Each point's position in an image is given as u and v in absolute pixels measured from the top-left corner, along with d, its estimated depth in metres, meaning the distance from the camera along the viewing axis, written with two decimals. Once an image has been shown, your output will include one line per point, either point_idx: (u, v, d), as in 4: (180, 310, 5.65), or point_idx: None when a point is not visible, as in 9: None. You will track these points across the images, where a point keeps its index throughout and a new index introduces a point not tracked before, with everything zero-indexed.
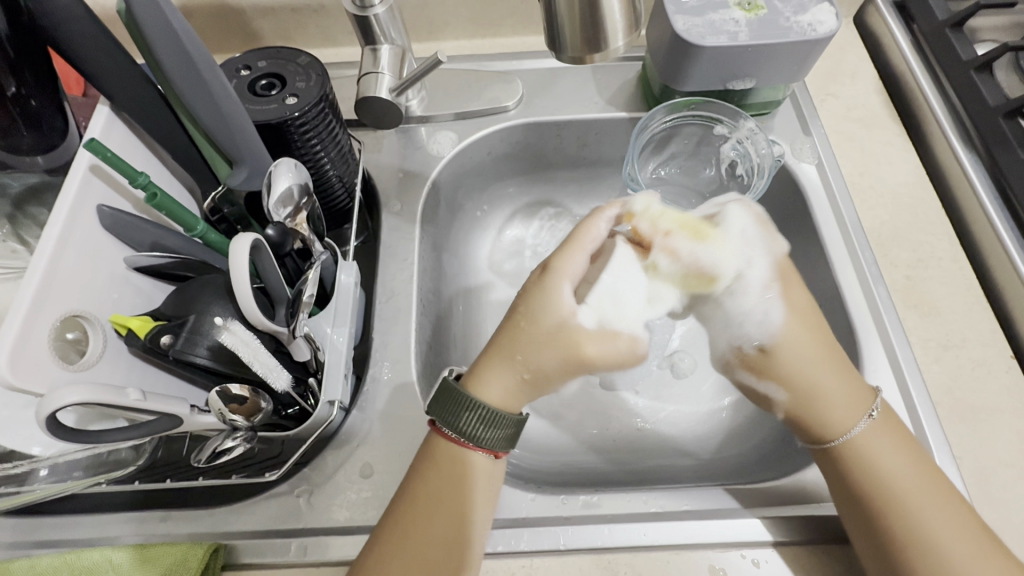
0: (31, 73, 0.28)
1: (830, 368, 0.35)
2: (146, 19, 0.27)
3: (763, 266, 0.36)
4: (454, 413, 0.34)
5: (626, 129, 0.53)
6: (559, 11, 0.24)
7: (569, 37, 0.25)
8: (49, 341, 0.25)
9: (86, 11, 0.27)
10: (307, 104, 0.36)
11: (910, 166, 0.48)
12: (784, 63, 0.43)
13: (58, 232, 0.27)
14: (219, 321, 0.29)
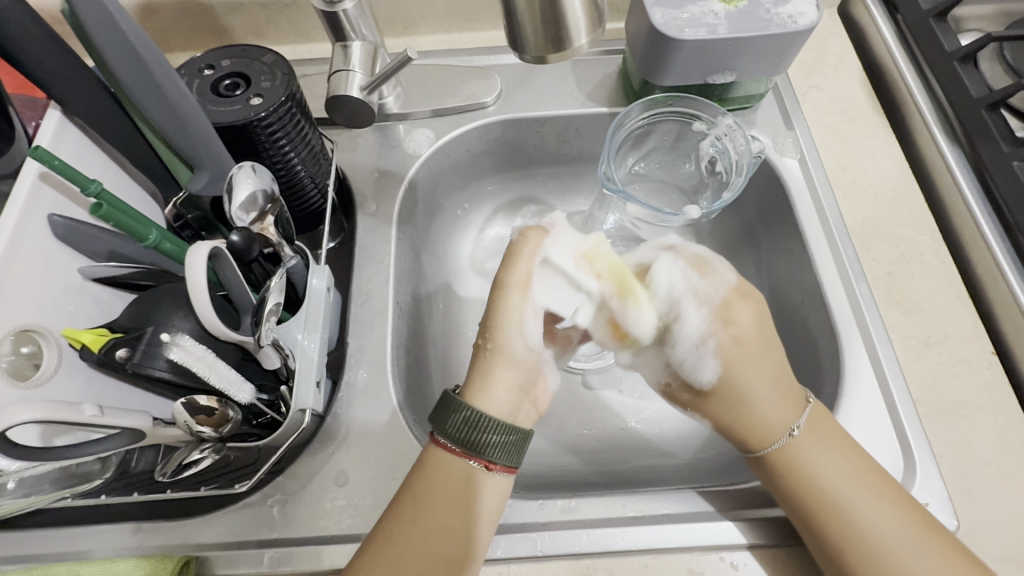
0: None
1: (753, 385, 0.35)
2: (93, 24, 0.26)
3: (696, 318, 0.36)
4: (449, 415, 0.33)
5: (607, 124, 0.52)
6: (519, 9, 0.24)
7: (531, 36, 0.24)
8: None
9: (29, 12, 0.26)
10: (272, 104, 0.35)
11: (893, 160, 0.47)
12: (764, 55, 0.42)
13: (4, 244, 0.26)
14: (166, 336, 0.28)
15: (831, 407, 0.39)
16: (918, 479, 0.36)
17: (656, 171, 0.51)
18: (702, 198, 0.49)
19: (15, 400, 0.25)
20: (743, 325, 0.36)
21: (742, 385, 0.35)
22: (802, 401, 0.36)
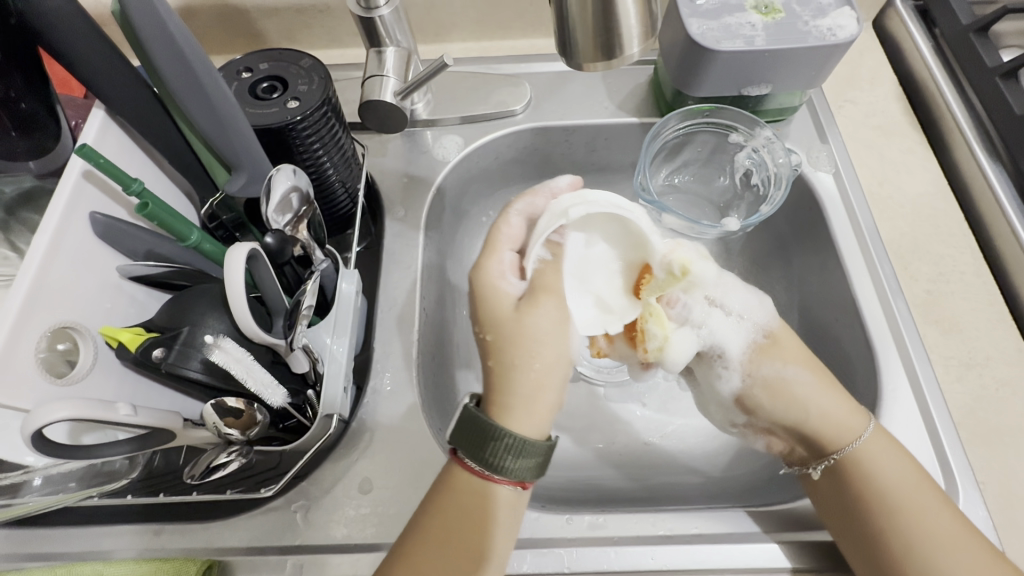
0: (22, 75, 0.27)
1: (818, 377, 0.37)
2: (147, 30, 0.26)
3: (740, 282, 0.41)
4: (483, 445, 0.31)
5: (637, 135, 0.51)
6: (571, 14, 0.23)
7: (581, 43, 0.24)
8: (37, 354, 0.25)
9: (80, 13, 0.26)
10: (308, 108, 0.36)
11: (931, 176, 0.46)
12: (802, 69, 0.42)
13: (48, 240, 0.26)
14: (209, 337, 0.28)
15: None
16: (961, 508, 0.34)
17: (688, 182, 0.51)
18: (735, 211, 0.49)
19: (53, 398, 0.25)
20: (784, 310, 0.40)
21: (792, 383, 0.37)
22: (856, 405, 0.36)
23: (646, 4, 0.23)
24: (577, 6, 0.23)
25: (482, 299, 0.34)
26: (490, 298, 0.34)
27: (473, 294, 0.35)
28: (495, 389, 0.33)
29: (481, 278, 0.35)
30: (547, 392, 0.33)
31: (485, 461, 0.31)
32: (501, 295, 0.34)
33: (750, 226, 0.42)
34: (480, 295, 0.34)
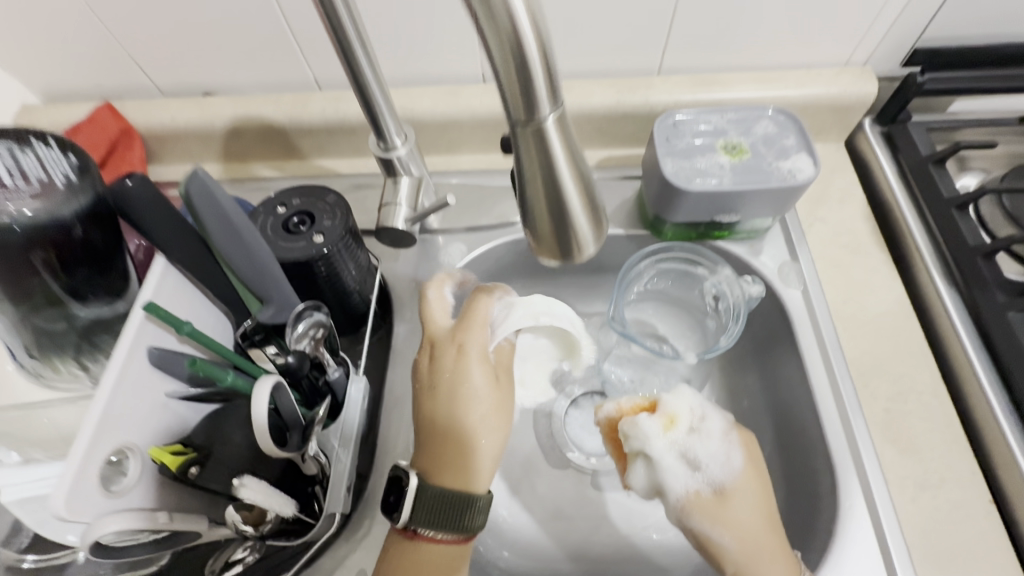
0: (106, 239, 0.34)
1: (760, 526, 0.38)
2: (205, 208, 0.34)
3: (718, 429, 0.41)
4: (450, 511, 0.37)
5: (624, 243, 0.57)
6: (533, 211, 0.28)
7: (540, 231, 0.29)
8: (97, 474, 0.30)
9: (149, 188, 0.33)
10: (333, 241, 0.42)
11: (894, 295, 0.50)
12: (768, 204, 0.47)
13: (116, 375, 0.32)
14: (235, 480, 0.32)
15: (825, 542, 0.41)
16: None
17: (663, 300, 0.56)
18: (704, 329, 0.54)
19: (105, 510, 0.30)
20: (738, 459, 0.40)
21: (716, 543, 0.38)
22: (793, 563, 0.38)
23: (591, 205, 0.28)
24: (540, 207, 0.28)
25: (440, 388, 0.41)
26: (446, 388, 0.41)
27: (457, 360, 0.42)
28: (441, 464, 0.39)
29: (445, 374, 0.42)
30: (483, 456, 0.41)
31: (458, 525, 0.37)
32: (455, 387, 0.42)
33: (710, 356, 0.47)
34: (442, 390, 0.41)
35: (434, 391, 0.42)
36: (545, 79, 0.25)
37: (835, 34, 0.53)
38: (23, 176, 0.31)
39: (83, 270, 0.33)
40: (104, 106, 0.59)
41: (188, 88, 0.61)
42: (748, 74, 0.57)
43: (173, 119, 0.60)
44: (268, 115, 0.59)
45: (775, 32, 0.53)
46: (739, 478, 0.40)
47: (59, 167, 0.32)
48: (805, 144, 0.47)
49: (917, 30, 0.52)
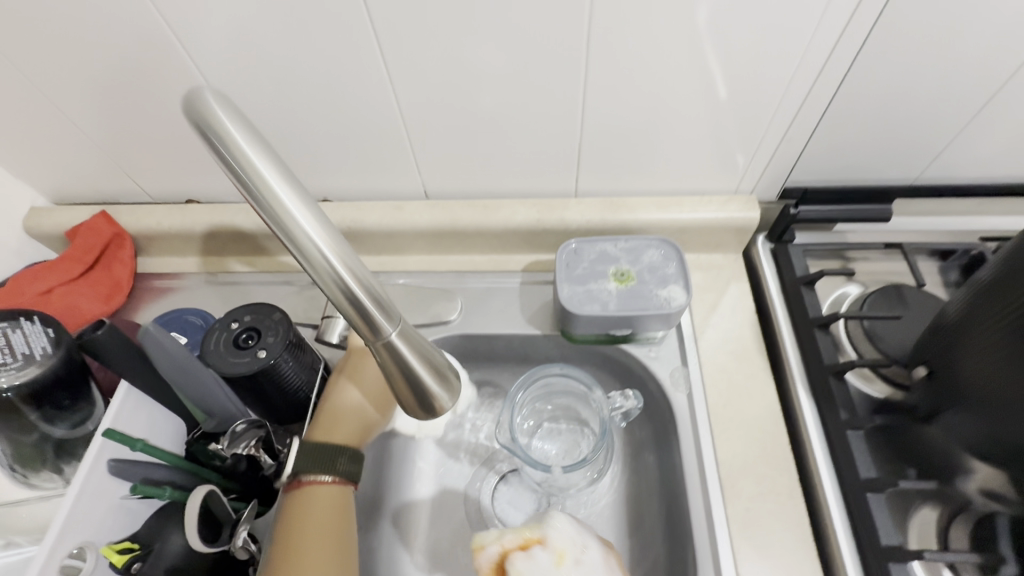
0: (77, 372, 0.42)
1: None
2: (157, 355, 0.42)
3: (598, 559, 0.44)
4: (327, 463, 0.47)
5: (543, 341, 0.65)
6: (393, 386, 0.36)
7: (405, 401, 0.37)
8: (59, 567, 0.38)
9: (121, 334, 0.42)
10: (276, 354, 0.51)
11: (767, 401, 0.57)
12: (651, 324, 0.56)
13: (79, 485, 0.40)
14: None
15: None
16: None
17: (566, 400, 0.64)
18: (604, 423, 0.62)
19: None
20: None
21: None
22: None
23: (439, 381, 0.36)
24: (395, 385, 0.36)
25: (305, 506, 0.45)
26: (315, 522, 0.45)
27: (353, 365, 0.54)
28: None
29: (310, 508, 0.45)
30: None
31: (334, 472, 0.47)
32: (328, 511, 0.46)
33: (576, 467, 0.54)
34: (309, 528, 0.45)
35: (296, 525, 0.45)
36: (380, 309, 0.32)
37: (721, 169, 0.62)
38: (9, 354, 0.39)
39: (55, 397, 0.41)
40: (101, 213, 0.69)
41: (174, 195, 0.71)
42: (651, 197, 0.66)
43: (160, 224, 0.70)
44: (242, 226, 0.69)
45: (669, 167, 0.62)
46: None
47: (36, 341, 0.40)
48: (682, 275, 0.56)
49: (786, 168, 0.62)
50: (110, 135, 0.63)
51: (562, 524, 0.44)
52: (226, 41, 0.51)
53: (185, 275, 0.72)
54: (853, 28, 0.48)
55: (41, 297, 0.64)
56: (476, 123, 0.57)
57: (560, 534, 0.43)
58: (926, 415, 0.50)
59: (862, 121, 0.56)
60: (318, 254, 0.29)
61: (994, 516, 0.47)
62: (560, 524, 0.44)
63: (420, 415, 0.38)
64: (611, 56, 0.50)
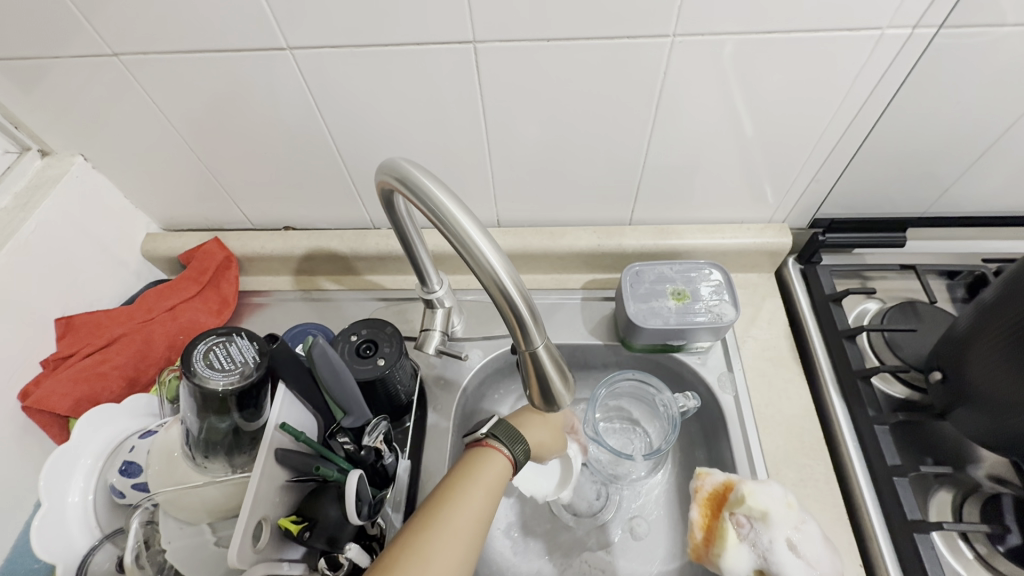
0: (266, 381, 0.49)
1: None
2: (320, 362, 0.51)
3: (810, 526, 0.51)
4: (510, 440, 0.54)
5: (603, 349, 0.75)
6: (526, 381, 0.46)
7: (532, 394, 0.46)
8: (247, 537, 0.46)
9: (286, 347, 0.53)
10: (392, 362, 0.60)
11: (802, 401, 0.66)
12: (704, 337, 0.65)
13: (259, 468, 0.48)
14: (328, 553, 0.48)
15: None
16: None
17: (625, 402, 0.74)
18: (659, 423, 0.71)
19: (250, 560, 0.46)
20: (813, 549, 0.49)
21: None
22: None
23: (563, 377, 0.45)
24: (528, 380, 0.45)
25: (482, 458, 0.52)
26: (485, 468, 0.51)
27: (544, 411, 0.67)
28: (437, 531, 0.45)
29: (483, 470, 0.51)
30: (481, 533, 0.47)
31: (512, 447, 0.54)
32: (498, 471, 0.52)
33: (653, 455, 0.64)
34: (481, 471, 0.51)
35: (465, 478, 0.50)
36: (533, 321, 0.41)
37: (759, 201, 0.72)
38: (229, 363, 0.46)
39: (250, 402, 0.48)
40: (213, 239, 0.79)
41: (274, 222, 0.81)
42: (695, 225, 0.76)
43: (263, 247, 0.80)
44: (337, 250, 0.79)
45: (713, 200, 0.72)
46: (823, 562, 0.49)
47: (249, 352, 0.47)
48: (729, 293, 0.66)
49: (816, 201, 0.72)
50: (229, 172, 0.73)
51: (775, 486, 0.52)
52: (351, 99, 0.61)
53: (282, 292, 0.82)
54: (877, 93, 0.57)
55: (168, 313, 0.73)
56: (552, 165, 0.67)
57: (777, 490, 0.52)
58: (940, 413, 0.59)
59: (882, 161, 0.66)
60: (499, 275, 0.39)
61: (999, 494, 0.56)
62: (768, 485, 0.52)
63: (540, 407, 0.47)
64: (674, 112, 0.60)
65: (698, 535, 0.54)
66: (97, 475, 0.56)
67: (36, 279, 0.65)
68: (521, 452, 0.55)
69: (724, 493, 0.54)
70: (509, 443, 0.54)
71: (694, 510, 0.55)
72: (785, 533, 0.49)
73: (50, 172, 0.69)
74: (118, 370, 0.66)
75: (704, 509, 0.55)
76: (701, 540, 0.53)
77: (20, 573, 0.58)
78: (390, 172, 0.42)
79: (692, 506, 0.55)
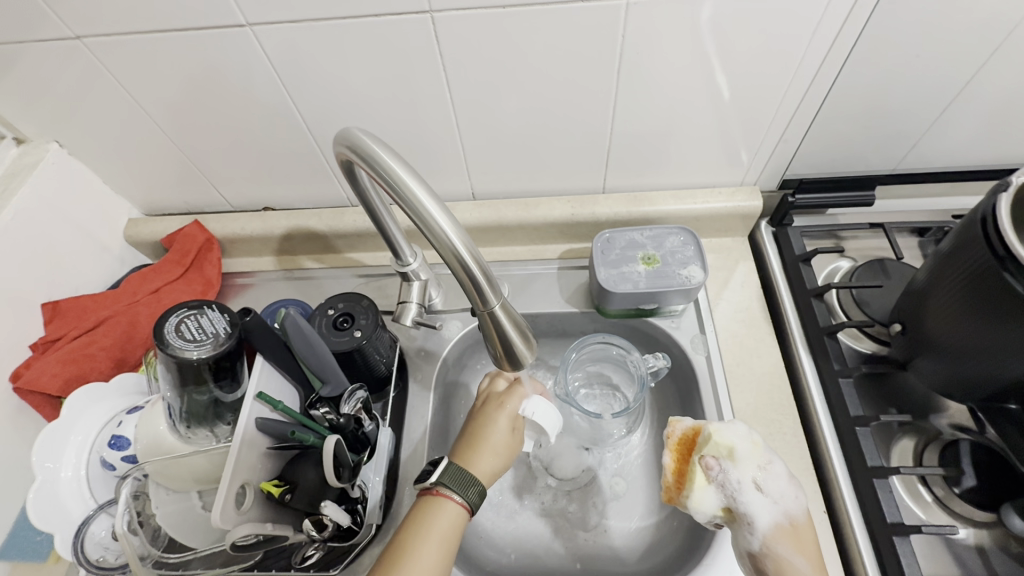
0: (239, 352, 0.51)
1: (796, 554, 0.47)
2: (293, 333, 0.53)
3: (777, 465, 0.50)
4: (463, 487, 0.53)
5: (580, 317, 0.76)
6: (489, 344, 0.47)
7: (496, 356, 0.48)
8: (230, 500, 0.49)
9: (262, 320, 0.54)
10: (368, 333, 0.62)
11: (773, 359, 0.68)
12: (675, 299, 0.67)
13: (240, 434, 0.50)
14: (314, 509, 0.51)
15: (707, 546, 0.58)
16: None
17: (601, 367, 0.76)
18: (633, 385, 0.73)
19: (232, 522, 0.49)
20: (781, 489, 0.49)
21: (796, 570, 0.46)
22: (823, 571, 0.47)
23: (524, 338, 0.47)
24: (490, 343, 0.47)
25: (433, 514, 0.51)
26: (438, 527, 0.51)
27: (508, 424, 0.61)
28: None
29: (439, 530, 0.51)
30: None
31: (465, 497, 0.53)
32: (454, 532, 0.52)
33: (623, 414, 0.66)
34: (433, 531, 0.50)
35: (423, 527, 0.50)
36: (488, 285, 0.42)
37: (728, 165, 0.73)
38: (200, 333, 0.48)
39: (223, 372, 0.51)
40: (194, 222, 0.80)
41: (253, 203, 0.82)
42: (668, 190, 0.77)
43: (243, 229, 0.81)
44: (317, 229, 0.80)
45: (684, 165, 0.73)
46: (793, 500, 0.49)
47: (220, 324, 0.49)
48: (699, 257, 0.68)
49: (785, 161, 0.72)
50: (203, 156, 0.74)
51: (739, 426, 0.52)
52: (317, 75, 0.61)
53: (265, 273, 0.83)
54: (836, 48, 0.58)
55: (152, 295, 0.75)
56: (521, 135, 0.68)
57: (740, 431, 0.51)
58: (902, 363, 0.61)
59: (849, 120, 0.67)
60: (449, 239, 0.40)
61: (957, 440, 0.58)
62: (733, 425, 0.52)
63: (505, 368, 0.49)
64: (638, 77, 0.60)
65: (669, 479, 0.52)
66: (88, 450, 0.59)
67: (18, 264, 0.67)
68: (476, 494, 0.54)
69: (694, 437, 0.53)
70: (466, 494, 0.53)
71: (666, 456, 0.54)
72: (750, 472, 0.49)
73: (26, 159, 0.70)
74: (105, 351, 0.68)
75: (675, 454, 0.53)
76: (672, 481, 0.52)
77: (24, 545, 0.61)
78: (346, 144, 0.43)
79: (663, 451, 0.54)
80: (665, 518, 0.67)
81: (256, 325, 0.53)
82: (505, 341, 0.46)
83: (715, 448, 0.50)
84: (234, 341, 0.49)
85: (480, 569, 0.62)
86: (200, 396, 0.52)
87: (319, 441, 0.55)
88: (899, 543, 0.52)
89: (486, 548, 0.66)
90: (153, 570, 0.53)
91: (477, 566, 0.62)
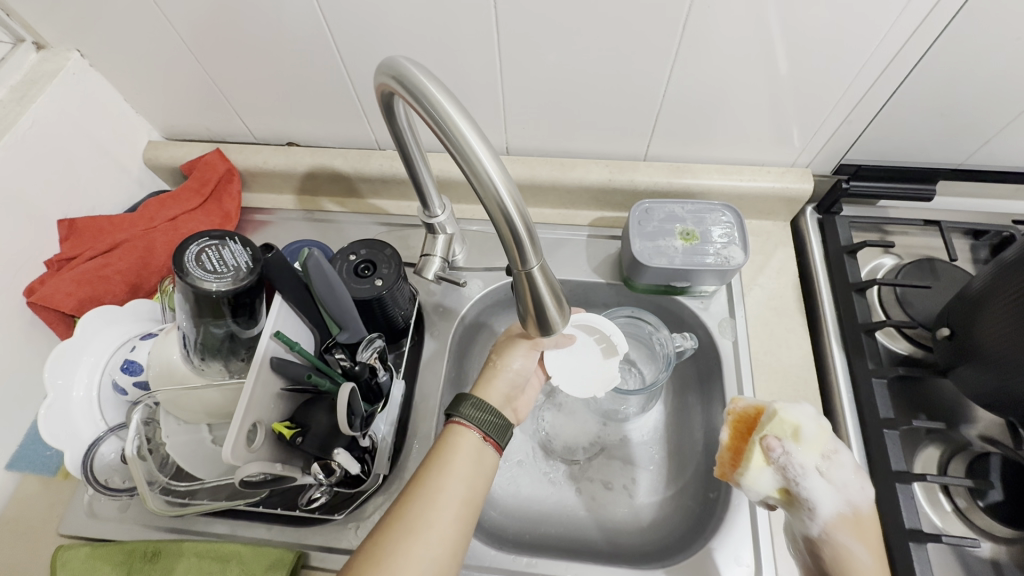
0: (259, 290, 0.49)
1: (858, 543, 0.47)
2: (315, 277, 0.51)
3: (844, 452, 0.49)
4: (459, 406, 0.52)
5: (605, 289, 0.74)
6: (519, 304, 0.45)
7: (522, 316, 0.46)
8: (244, 436, 0.48)
9: (282, 259, 0.52)
10: (389, 283, 0.59)
11: (802, 352, 0.66)
12: (709, 280, 0.64)
13: (256, 371, 0.49)
14: (330, 453, 0.50)
15: (716, 529, 0.57)
16: None
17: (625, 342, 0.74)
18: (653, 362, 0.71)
19: (243, 459, 0.48)
20: (848, 480, 0.47)
21: (857, 558, 0.46)
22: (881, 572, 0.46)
23: (557, 301, 0.44)
24: (521, 303, 0.45)
25: (446, 445, 0.50)
26: (455, 460, 0.49)
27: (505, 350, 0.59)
28: (415, 526, 0.45)
29: (456, 453, 0.50)
30: (465, 521, 0.47)
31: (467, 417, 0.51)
32: (471, 459, 0.50)
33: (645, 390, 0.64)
34: (451, 466, 0.49)
35: (439, 459, 0.49)
36: (530, 242, 0.39)
37: (782, 145, 0.68)
38: (221, 266, 0.46)
39: (241, 308, 0.49)
40: (215, 151, 0.77)
41: (277, 137, 0.79)
42: (714, 164, 0.73)
43: (266, 162, 0.78)
44: (341, 172, 0.77)
45: (734, 139, 0.68)
46: (859, 488, 0.48)
47: (242, 257, 0.47)
48: (741, 237, 0.64)
49: (844, 145, 0.67)
50: (227, 83, 0.70)
51: (808, 410, 0.49)
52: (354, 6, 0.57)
53: (285, 211, 0.81)
54: (922, 31, 0.52)
55: (170, 223, 0.73)
56: (567, 92, 0.64)
57: (807, 416, 0.49)
58: (942, 369, 0.58)
59: (922, 109, 0.62)
60: (497, 191, 0.37)
61: (988, 454, 0.55)
62: (799, 408, 0.49)
63: (531, 330, 0.47)
64: (701, 42, 0.56)
65: (726, 454, 0.52)
66: (100, 372, 0.58)
67: (34, 177, 0.64)
68: (474, 408, 0.52)
69: (755, 416, 0.52)
70: (458, 412, 0.52)
71: (723, 432, 0.53)
72: (816, 459, 0.47)
73: (45, 67, 0.66)
74: (119, 276, 0.67)
75: (733, 430, 0.53)
76: (728, 457, 0.52)
77: (34, 458, 0.62)
78: (390, 73, 0.40)
79: (721, 427, 0.54)
80: (671, 497, 0.66)
81: (279, 264, 0.51)
82: (538, 303, 0.44)
83: (782, 429, 0.48)
84: (256, 280, 0.47)
85: (481, 526, 0.62)
86: (215, 329, 0.50)
87: (333, 387, 0.54)
88: (914, 549, 0.50)
89: (488, 509, 0.65)
90: (161, 496, 0.55)
91: (480, 524, 0.63)
